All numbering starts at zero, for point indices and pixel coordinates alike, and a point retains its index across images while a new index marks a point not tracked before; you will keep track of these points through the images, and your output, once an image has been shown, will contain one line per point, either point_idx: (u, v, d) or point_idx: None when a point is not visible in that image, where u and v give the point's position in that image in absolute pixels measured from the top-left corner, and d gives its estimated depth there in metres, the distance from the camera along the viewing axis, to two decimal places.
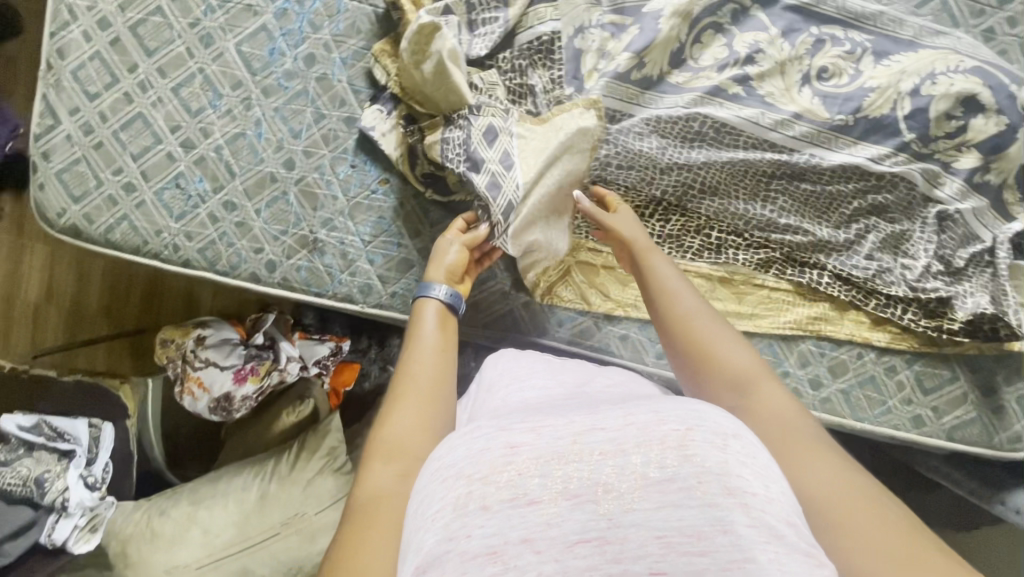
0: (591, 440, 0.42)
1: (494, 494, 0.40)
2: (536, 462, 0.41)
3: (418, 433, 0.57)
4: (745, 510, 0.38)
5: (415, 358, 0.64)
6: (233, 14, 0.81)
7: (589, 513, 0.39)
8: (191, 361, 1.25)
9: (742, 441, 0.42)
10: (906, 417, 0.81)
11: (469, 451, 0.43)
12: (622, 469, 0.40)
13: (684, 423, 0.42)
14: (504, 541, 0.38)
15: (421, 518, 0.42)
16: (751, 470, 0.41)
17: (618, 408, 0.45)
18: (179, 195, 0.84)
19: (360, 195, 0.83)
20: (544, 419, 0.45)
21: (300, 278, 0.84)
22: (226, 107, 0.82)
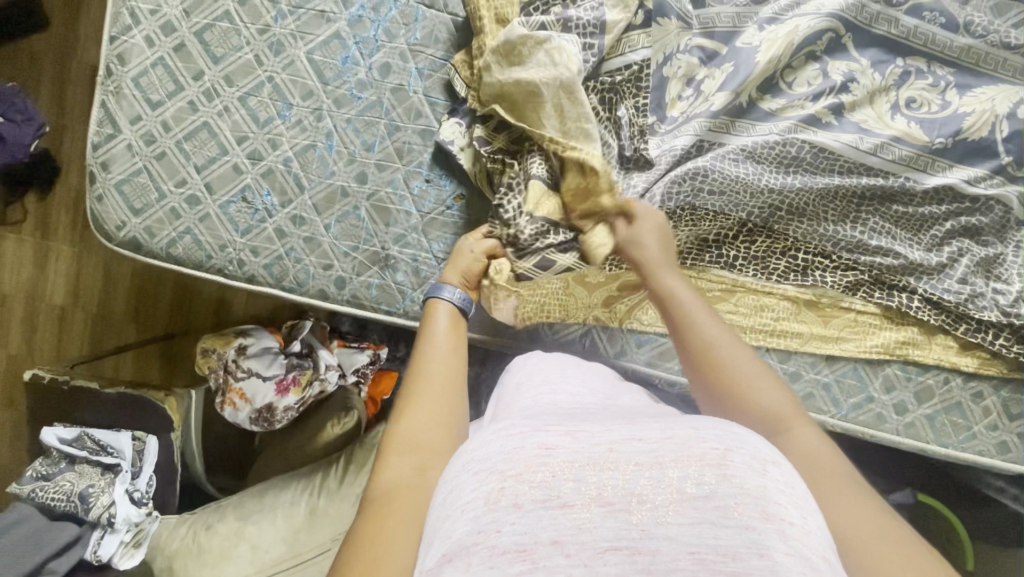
0: (629, 449, 0.41)
1: (526, 492, 0.39)
2: (570, 464, 0.40)
3: (437, 427, 0.54)
4: (782, 538, 0.35)
5: (430, 351, 0.62)
6: (304, 21, 0.78)
7: (623, 521, 0.37)
8: (233, 371, 1.22)
9: (782, 467, 0.39)
10: (991, 443, 0.80)
11: (502, 448, 0.42)
12: (659, 482, 0.39)
13: (723, 442, 0.39)
14: (535, 541, 0.37)
15: (450, 506, 0.41)
16: (789, 500, 0.38)
17: (657, 421, 0.43)
18: (245, 208, 0.80)
19: (435, 211, 0.80)
20: (581, 425, 0.44)
21: (370, 295, 0.81)
22: (295, 117, 0.79)
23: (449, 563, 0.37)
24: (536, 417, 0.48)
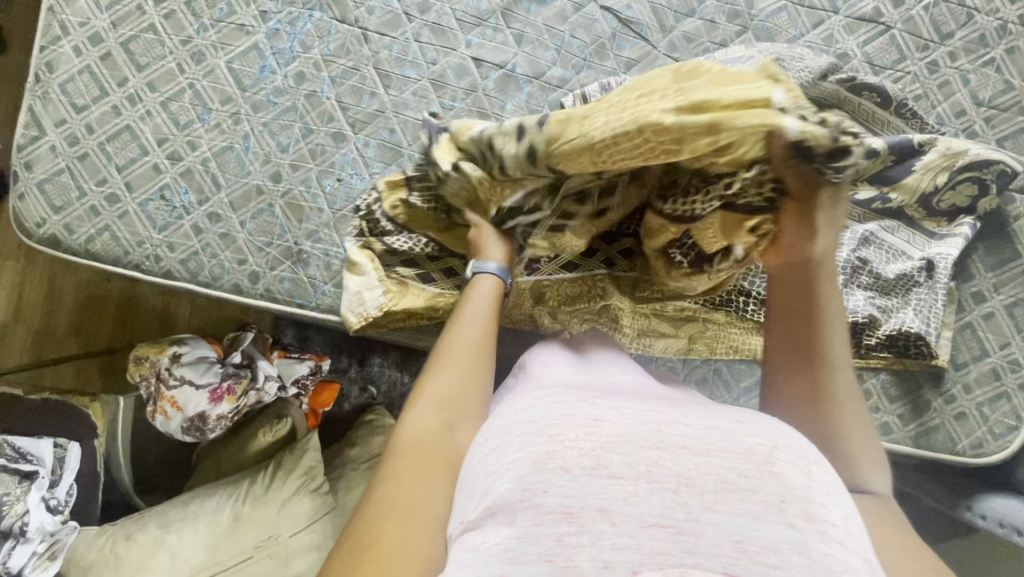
0: (675, 434, 0.45)
1: (575, 458, 0.43)
2: (618, 439, 0.44)
3: (460, 400, 0.58)
4: (824, 539, 0.40)
5: (465, 324, 0.64)
6: (225, 33, 0.84)
7: (670, 501, 0.41)
8: (165, 379, 1.22)
9: (825, 469, 0.44)
10: (874, 424, 0.85)
11: (551, 413, 0.46)
12: (705, 466, 0.43)
13: (770, 440, 0.44)
14: (581, 506, 0.41)
15: (495, 463, 0.46)
16: (829, 499, 0.42)
17: (702, 410, 0.48)
18: (163, 206, 0.84)
19: (346, 209, 0.85)
20: (627, 403, 0.49)
21: (284, 288, 0.85)
22: (214, 120, 0.84)
23: (493, 515, 0.43)
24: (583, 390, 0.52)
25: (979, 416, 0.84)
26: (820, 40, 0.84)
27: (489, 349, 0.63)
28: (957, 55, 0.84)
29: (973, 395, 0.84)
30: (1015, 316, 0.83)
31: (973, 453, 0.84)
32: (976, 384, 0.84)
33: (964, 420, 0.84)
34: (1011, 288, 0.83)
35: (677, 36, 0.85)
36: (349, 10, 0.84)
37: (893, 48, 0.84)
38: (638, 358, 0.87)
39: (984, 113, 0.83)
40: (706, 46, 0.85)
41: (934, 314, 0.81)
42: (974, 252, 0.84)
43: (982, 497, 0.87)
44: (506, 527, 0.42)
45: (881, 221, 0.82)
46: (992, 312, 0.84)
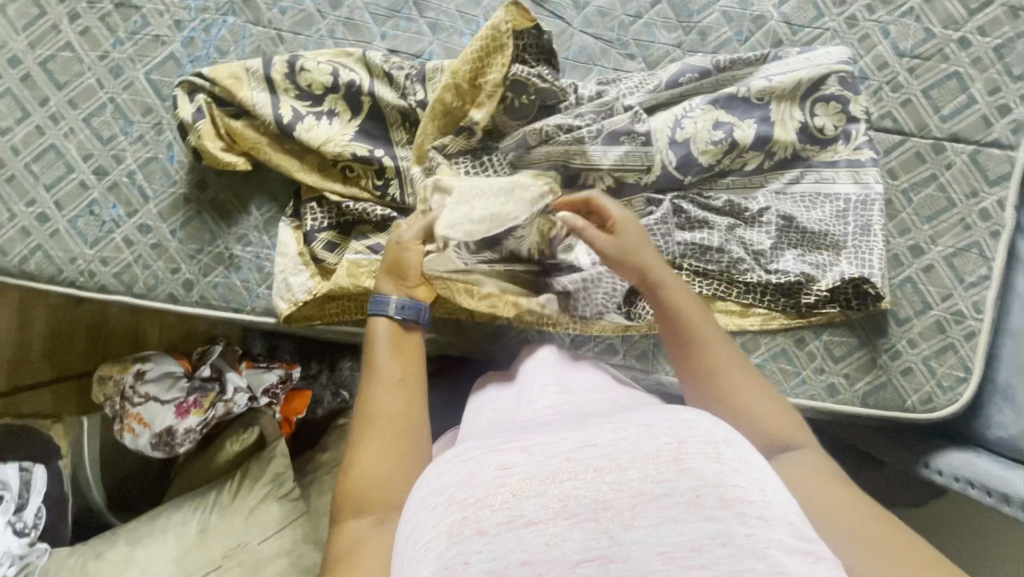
0: (583, 458, 0.44)
1: (489, 517, 0.41)
2: (529, 480, 0.43)
3: (386, 472, 0.58)
4: (743, 521, 0.40)
5: (384, 393, 0.63)
6: (141, 45, 0.84)
7: (590, 531, 0.40)
8: (130, 397, 1.23)
9: (734, 446, 0.44)
10: (821, 386, 0.83)
11: (460, 475, 0.45)
12: (619, 485, 0.42)
13: (676, 436, 0.43)
14: (505, 564, 0.40)
15: (415, 546, 0.43)
16: (743, 478, 0.42)
17: (612, 423, 0.47)
18: (94, 222, 0.85)
19: (273, 211, 0.85)
20: (539, 438, 0.47)
21: (218, 294, 0.85)
22: (137, 133, 0.85)
23: None
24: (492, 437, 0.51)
25: (926, 369, 0.82)
26: (735, 4, 0.84)
27: (410, 415, 0.62)
28: (874, 6, 0.83)
29: (918, 349, 0.82)
30: (955, 266, 0.82)
31: (923, 408, 0.82)
32: (921, 338, 0.82)
33: (910, 375, 0.82)
34: (948, 239, 0.82)
35: (592, 11, 0.84)
36: (261, 12, 0.84)
37: (809, 6, 0.83)
38: (576, 337, 0.86)
39: (908, 63, 0.82)
40: (621, 19, 0.84)
41: (872, 258, 0.79)
42: (909, 202, 0.83)
43: (939, 453, 0.85)
44: None
45: (818, 173, 0.82)
46: (932, 264, 0.82)
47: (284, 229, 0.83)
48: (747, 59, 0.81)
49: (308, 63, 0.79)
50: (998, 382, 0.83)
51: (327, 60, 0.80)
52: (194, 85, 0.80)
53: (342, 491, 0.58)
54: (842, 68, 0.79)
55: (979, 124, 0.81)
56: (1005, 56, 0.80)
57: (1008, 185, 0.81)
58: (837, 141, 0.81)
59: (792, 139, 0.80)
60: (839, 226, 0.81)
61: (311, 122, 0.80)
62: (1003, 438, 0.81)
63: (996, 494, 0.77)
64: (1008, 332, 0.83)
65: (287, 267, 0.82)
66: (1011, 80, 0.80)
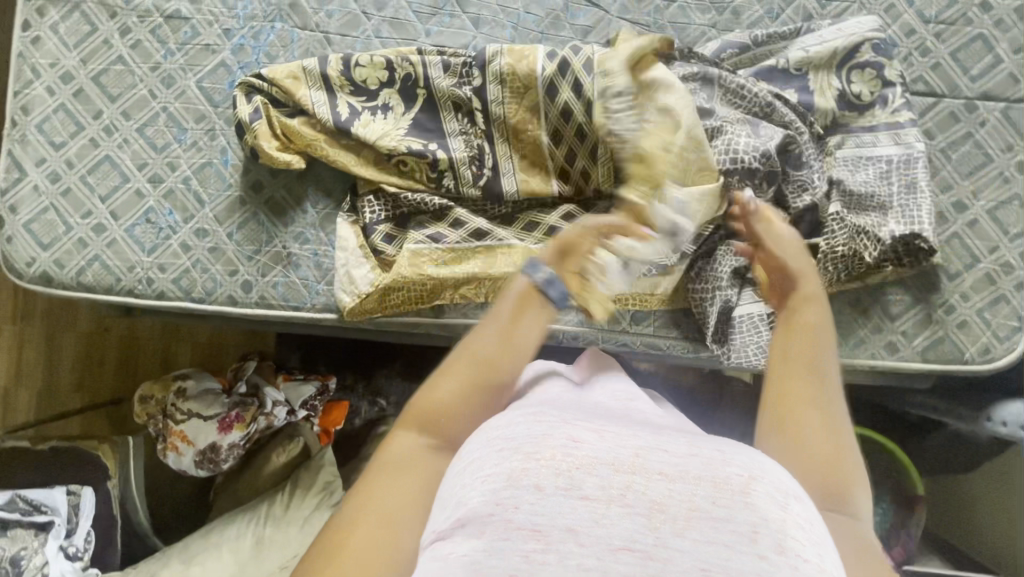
0: (654, 459, 0.40)
1: (549, 477, 0.39)
2: (594, 461, 0.40)
3: (464, 409, 0.53)
4: (795, 574, 0.35)
5: (486, 333, 0.57)
6: (192, 55, 0.86)
7: (638, 525, 0.37)
8: (172, 415, 1.21)
9: (804, 503, 0.40)
10: (881, 346, 0.85)
11: (531, 430, 0.42)
12: (679, 493, 0.38)
13: (748, 470, 0.40)
14: (550, 524, 0.37)
15: (470, 475, 0.41)
16: (806, 535, 0.38)
17: (685, 437, 0.43)
18: (150, 229, 0.85)
19: (328, 208, 0.86)
20: (611, 427, 0.44)
21: (277, 293, 0.85)
22: (191, 139, 0.86)
23: (462, 526, 0.39)
24: (560, 408, 0.48)
25: (981, 321, 0.84)
26: None
27: (500, 363, 0.55)
28: None
29: (971, 303, 0.84)
30: (999, 219, 0.84)
31: (982, 359, 0.84)
32: (974, 291, 0.84)
33: (967, 328, 0.84)
34: (990, 193, 0.85)
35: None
36: (309, 16, 0.87)
37: None
38: (637, 313, 0.88)
39: (934, 28, 0.85)
40: (656, 4, 0.88)
41: (923, 213, 0.81)
42: (949, 160, 0.85)
43: (1000, 405, 0.86)
44: (474, 540, 0.37)
45: (858, 139, 0.84)
46: (976, 219, 0.84)
47: (342, 224, 0.84)
48: (780, 33, 0.84)
49: (363, 57, 0.82)
50: None
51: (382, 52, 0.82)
52: (252, 87, 0.83)
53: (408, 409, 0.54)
54: (874, 35, 0.83)
55: (1008, 82, 0.84)
56: None
57: None
58: (875, 106, 0.84)
59: (832, 107, 0.84)
60: (885, 187, 0.83)
61: (368, 116, 0.82)
62: None
63: None
64: None
65: (348, 260, 0.83)
66: None
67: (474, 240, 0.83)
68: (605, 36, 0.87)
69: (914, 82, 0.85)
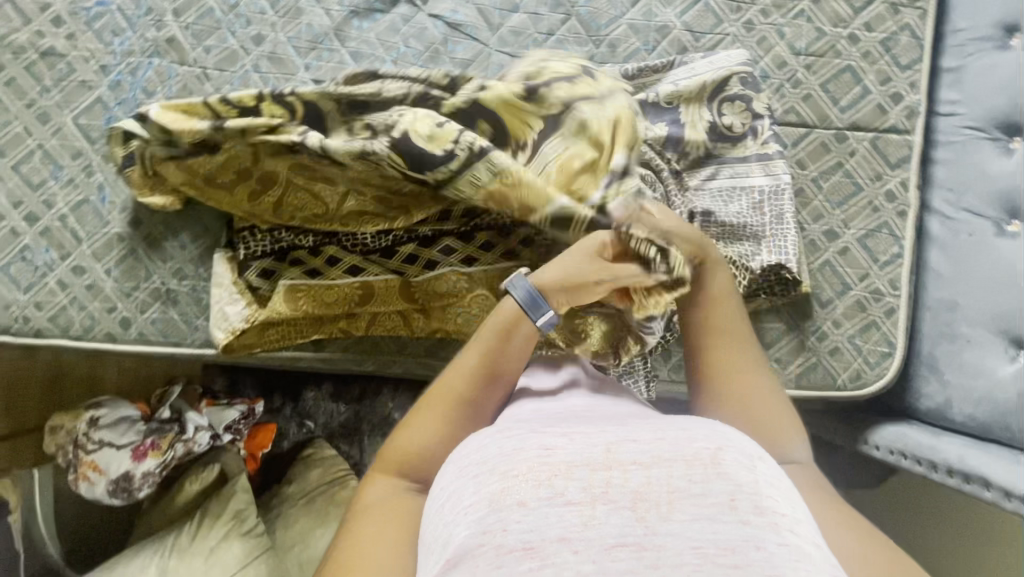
0: (624, 452, 0.47)
1: (530, 492, 0.44)
2: (569, 465, 0.46)
3: (433, 442, 0.61)
4: (774, 529, 0.43)
5: (456, 364, 0.67)
6: (68, 91, 0.86)
7: (628, 518, 0.43)
8: (83, 445, 1.20)
9: (766, 464, 0.49)
10: None
11: (502, 450, 0.49)
12: (656, 479, 0.45)
13: (714, 443, 0.48)
14: (540, 539, 0.42)
15: (452, 511, 0.47)
16: (777, 494, 0.46)
17: (648, 425, 0.51)
18: (26, 267, 0.85)
19: (207, 243, 0.86)
20: (577, 430, 0.51)
21: (156, 330, 0.85)
22: (68, 176, 0.85)
23: (455, 566, 0.43)
24: (527, 421, 0.55)
25: (852, 348, 0.85)
26: (640, 16, 0.88)
27: (480, 397, 0.65)
28: (769, 10, 0.88)
29: (843, 329, 0.85)
30: (868, 247, 0.86)
31: (853, 385, 0.85)
32: (845, 318, 0.86)
33: (838, 355, 0.85)
34: (860, 221, 0.86)
35: (506, 32, 0.88)
36: (186, 52, 0.87)
37: (709, 14, 0.88)
38: None
39: (804, 61, 0.87)
40: (534, 37, 0.88)
41: (790, 243, 0.82)
42: (820, 189, 0.87)
43: (876, 429, 0.87)
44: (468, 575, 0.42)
45: (732, 169, 0.84)
46: (847, 247, 0.86)
47: (217, 260, 0.84)
48: (652, 66, 0.85)
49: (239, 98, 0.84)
50: (922, 354, 0.85)
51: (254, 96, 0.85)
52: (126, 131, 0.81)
53: (388, 448, 0.63)
54: (741, 69, 0.84)
55: (875, 112, 0.86)
56: (890, 49, 0.86)
57: (908, 167, 0.86)
58: (746, 137, 0.85)
59: (703, 138, 0.84)
60: (757, 217, 0.84)
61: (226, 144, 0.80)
62: (932, 408, 0.84)
63: (926, 462, 0.79)
64: (926, 306, 0.85)
65: (223, 297, 0.83)
66: (899, 70, 0.86)
67: (349, 276, 0.83)
68: (483, 69, 0.88)
69: (785, 113, 0.87)
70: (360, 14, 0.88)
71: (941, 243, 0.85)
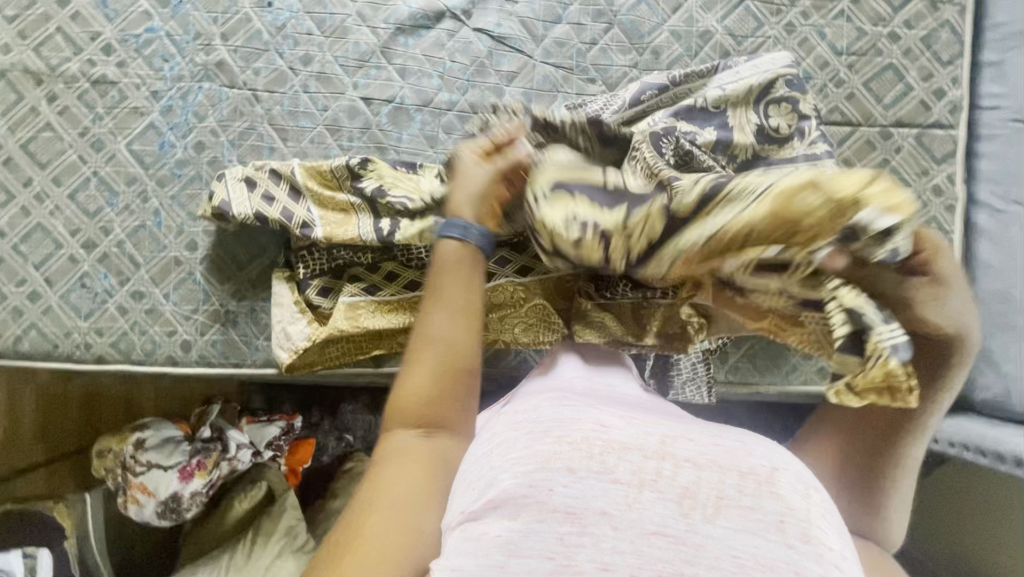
0: (680, 448, 0.44)
1: (582, 461, 0.43)
2: (624, 446, 0.44)
3: (439, 394, 0.58)
4: (820, 561, 0.38)
5: (442, 314, 0.60)
6: (120, 118, 0.87)
7: (671, 511, 0.40)
8: (132, 467, 1.21)
9: (823, 493, 0.44)
10: (811, 370, 0.87)
11: (559, 416, 0.47)
12: (708, 479, 0.42)
13: (773, 461, 0.43)
14: (583, 506, 0.41)
15: (501, 457, 0.46)
16: (829, 522, 0.41)
17: (710, 429, 0.48)
18: (86, 294, 0.86)
19: (265, 264, 0.87)
20: (638, 417, 0.49)
21: (217, 351, 0.86)
22: (123, 202, 0.86)
23: (495, 507, 0.42)
24: (589, 396, 0.54)
25: None
26: (682, 23, 0.89)
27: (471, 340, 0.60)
28: (809, 12, 0.89)
29: None
30: None
31: None
32: None
33: None
34: None
35: (550, 43, 0.89)
36: (236, 75, 0.88)
37: (749, 18, 0.89)
38: None
39: (846, 60, 0.88)
40: (578, 47, 0.90)
41: None
42: None
43: (933, 421, 0.88)
44: (507, 520, 0.41)
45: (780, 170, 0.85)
46: None
47: (276, 280, 0.85)
48: (698, 72, 0.87)
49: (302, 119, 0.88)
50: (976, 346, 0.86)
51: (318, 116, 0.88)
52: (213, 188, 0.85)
53: (393, 400, 0.58)
54: (786, 71, 0.85)
55: (919, 109, 0.87)
56: (931, 45, 0.88)
57: (953, 161, 0.87)
58: (793, 138, 0.85)
59: (751, 141, 0.84)
60: None
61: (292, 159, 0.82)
62: (989, 398, 0.85)
63: (990, 454, 0.80)
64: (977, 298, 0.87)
65: (284, 316, 0.84)
66: (940, 66, 0.87)
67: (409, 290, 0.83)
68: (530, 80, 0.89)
69: (829, 113, 0.88)
70: (405, 31, 0.89)
71: (989, 235, 0.87)
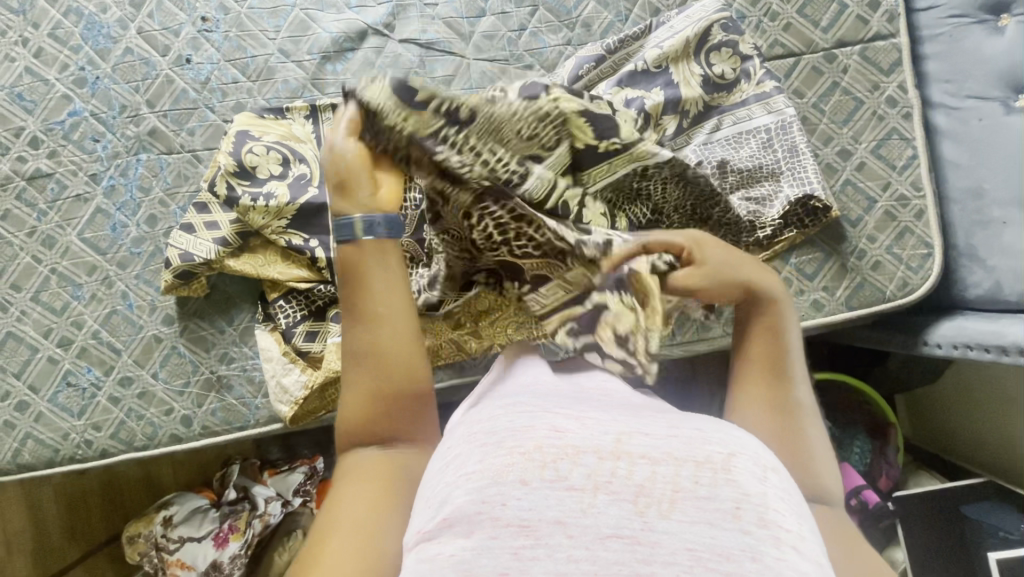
0: (635, 443, 0.41)
1: (534, 471, 0.39)
2: (578, 450, 0.40)
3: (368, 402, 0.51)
4: (776, 545, 0.37)
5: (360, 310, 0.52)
6: (65, 209, 0.85)
7: (626, 511, 0.37)
8: (165, 546, 1.22)
9: (781, 475, 0.41)
10: (806, 306, 0.87)
11: (511, 424, 0.42)
12: (663, 475, 0.39)
13: (728, 447, 0.40)
14: (538, 518, 0.37)
15: (453, 473, 0.41)
16: (786, 505, 0.39)
17: (665, 416, 0.43)
18: (74, 392, 0.84)
19: (246, 321, 0.86)
20: (591, 411, 0.44)
21: (218, 419, 0.85)
22: (88, 293, 0.84)
23: (450, 527, 0.38)
24: (547, 393, 0.47)
25: (892, 258, 0.86)
26: None
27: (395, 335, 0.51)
28: None
29: (879, 243, 0.86)
30: (883, 156, 0.87)
31: (903, 293, 0.86)
32: (878, 231, 0.86)
33: (880, 269, 0.86)
34: (868, 134, 0.87)
35: (479, 38, 0.88)
36: (171, 139, 0.85)
37: None
38: None
39: None
40: (508, 36, 0.88)
41: (809, 173, 0.82)
42: (823, 113, 0.87)
43: (933, 328, 0.88)
44: (463, 539, 0.37)
45: (734, 116, 0.84)
46: (862, 161, 0.87)
47: (262, 335, 0.84)
48: (632, 36, 0.85)
49: (257, 148, 0.80)
50: (960, 246, 0.86)
51: (274, 143, 0.81)
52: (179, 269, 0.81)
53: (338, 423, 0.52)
54: (720, 16, 0.83)
55: (858, 25, 0.87)
56: None
57: (902, 69, 0.87)
58: (740, 81, 0.84)
59: (699, 93, 0.82)
60: (770, 155, 0.83)
61: (249, 202, 0.79)
62: (982, 294, 0.84)
63: (994, 348, 0.79)
64: (951, 198, 0.86)
65: (277, 370, 0.83)
66: None
67: None
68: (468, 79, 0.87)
69: (769, 49, 0.87)
70: (332, 58, 0.87)
71: (951, 134, 0.86)
